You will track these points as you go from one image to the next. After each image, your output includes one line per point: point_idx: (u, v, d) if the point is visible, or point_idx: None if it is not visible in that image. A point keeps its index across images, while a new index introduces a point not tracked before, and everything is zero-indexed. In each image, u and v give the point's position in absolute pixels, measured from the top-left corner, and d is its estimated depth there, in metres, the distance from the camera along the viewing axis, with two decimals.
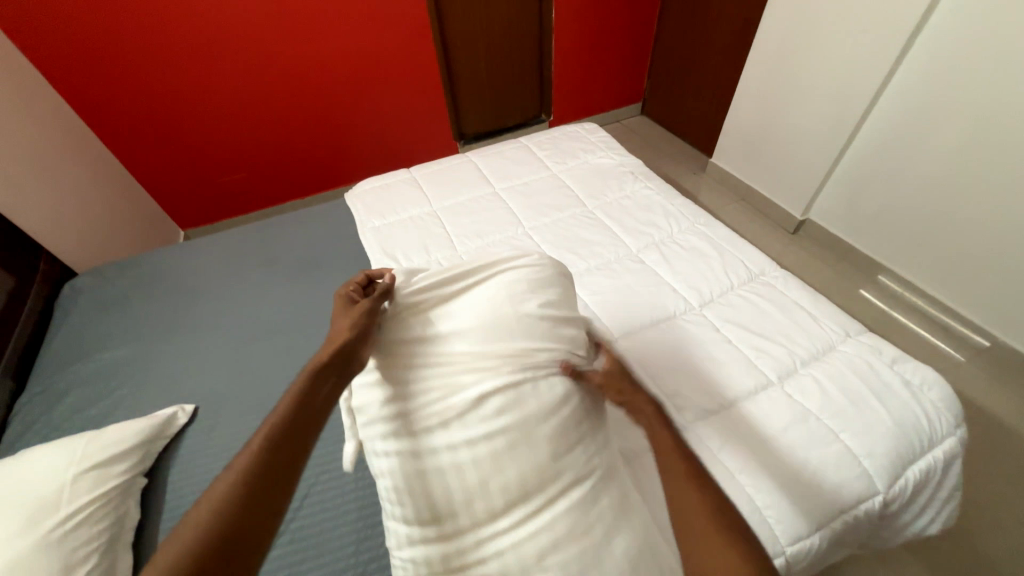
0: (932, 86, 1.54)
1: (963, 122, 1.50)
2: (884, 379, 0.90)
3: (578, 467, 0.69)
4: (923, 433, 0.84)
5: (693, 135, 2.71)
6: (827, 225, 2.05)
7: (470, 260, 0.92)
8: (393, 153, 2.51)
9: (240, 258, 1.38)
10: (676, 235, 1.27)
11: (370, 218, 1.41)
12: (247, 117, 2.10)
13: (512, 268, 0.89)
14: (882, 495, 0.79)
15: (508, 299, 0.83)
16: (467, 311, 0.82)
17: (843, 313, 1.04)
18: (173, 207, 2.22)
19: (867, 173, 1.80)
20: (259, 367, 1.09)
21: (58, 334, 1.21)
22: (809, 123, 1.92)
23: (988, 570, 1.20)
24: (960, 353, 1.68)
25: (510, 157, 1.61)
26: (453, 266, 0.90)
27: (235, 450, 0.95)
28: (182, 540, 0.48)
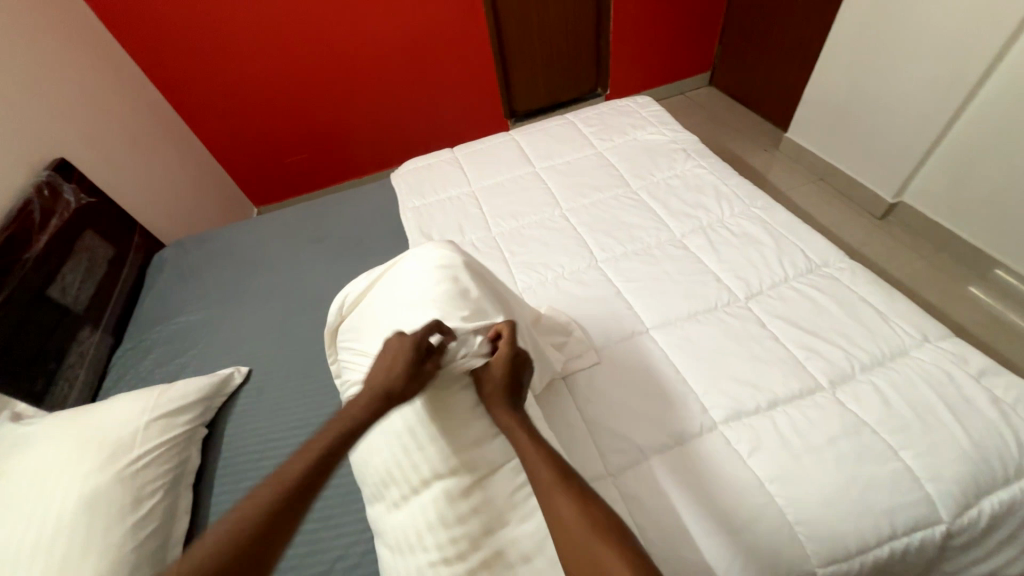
0: None
1: None
2: (966, 393, 0.77)
3: None
4: (1010, 460, 0.71)
5: (767, 107, 2.45)
6: (923, 210, 1.77)
7: (391, 264, 0.93)
8: (444, 133, 2.53)
9: (295, 235, 1.48)
10: (728, 219, 1.16)
11: (412, 198, 1.44)
12: (309, 101, 2.21)
13: (420, 256, 0.89)
14: (946, 525, 0.68)
15: (422, 290, 0.83)
16: (389, 309, 0.84)
17: (922, 313, 0.90)
18: (247, 186, 2.43)
19: (980, 148, 1.53)
20: (305, 337, 1.18)
21: (147, 298, 1.39)
22: (907, 89, 1.65)
23: None
24: None
25: (553, 134, 1.56)
26: (381, 271, 0.93)
27: (279, 412, 1.03)
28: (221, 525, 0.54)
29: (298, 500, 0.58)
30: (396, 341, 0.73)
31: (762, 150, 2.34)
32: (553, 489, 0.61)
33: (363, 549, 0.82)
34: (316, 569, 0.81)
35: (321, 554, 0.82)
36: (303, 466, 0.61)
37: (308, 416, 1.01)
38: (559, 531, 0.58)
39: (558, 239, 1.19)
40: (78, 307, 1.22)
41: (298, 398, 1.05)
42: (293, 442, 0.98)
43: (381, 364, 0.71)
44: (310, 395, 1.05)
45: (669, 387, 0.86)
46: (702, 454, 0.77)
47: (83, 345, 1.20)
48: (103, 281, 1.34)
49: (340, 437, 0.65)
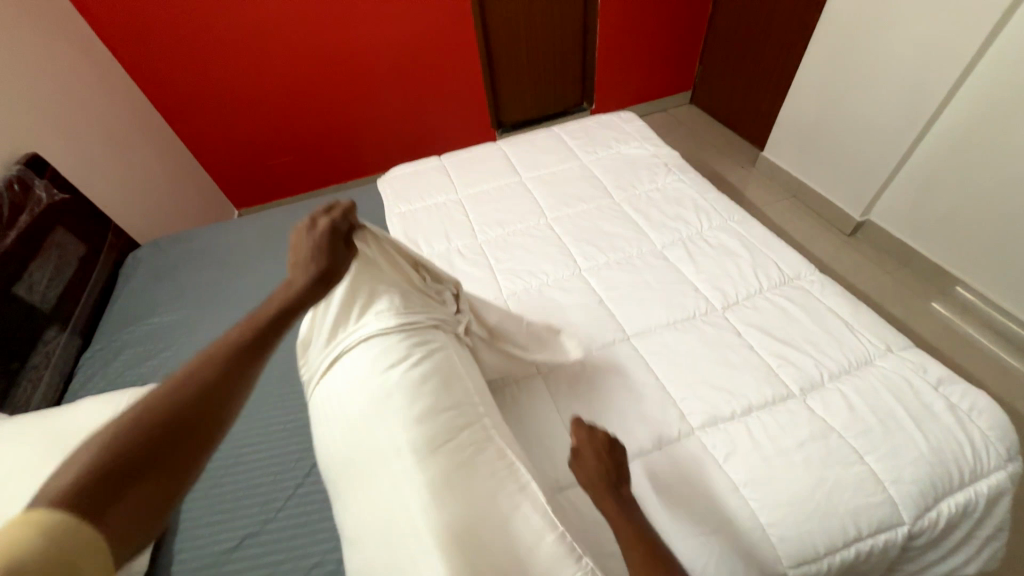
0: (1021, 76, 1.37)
1: None
2: (925, 400, 0.81)
3: None
4: (965, 463, 0.75)
5: (744, 126, 2.55)
6: (888, 228, 1.87)
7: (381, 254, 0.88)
8: (431, 140, 2.55)
9: (277, 237, 1.46)
10: (706, 231, 1.20)
11: (398, 203, 1.44)
12: (296, 104, 2.20)
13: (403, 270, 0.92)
14: (907, 526, 0.72)
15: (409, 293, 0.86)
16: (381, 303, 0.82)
17: (885, 324, 0.95)
18: (228, 187, 2.38)
19: (939, 171, 1.63)
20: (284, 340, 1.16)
21: (119, 298, 1.35)
22: (873, 114, 1.75)
23: None
24: None
25: (539, 145, 1.59)
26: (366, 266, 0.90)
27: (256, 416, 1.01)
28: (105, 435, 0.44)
29: (232, 368, 0.52)
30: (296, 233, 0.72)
31: (739, 167, 2.43)
32: (604, 496, 0.65)
33: (340, 556, 0.80)
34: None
35: (297, 561, 0.80)
36: (219, 343, 0.53)
37: (285, 420, 1.00)
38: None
39: (543, 247, 1.22)
40: (45, 306, 1.18)
41: (275, 402, 1.03)
42: (270, 447, 0.96)
43: (299, 254, 0.69)
44: (289, 400, 1.04)
45: (648, 393, 0.88)
46: (679, 459, 0.79)
47: (50, 345, 1.16)
48: (73, 279, 1.29)
49: (252, 328, 0.56)
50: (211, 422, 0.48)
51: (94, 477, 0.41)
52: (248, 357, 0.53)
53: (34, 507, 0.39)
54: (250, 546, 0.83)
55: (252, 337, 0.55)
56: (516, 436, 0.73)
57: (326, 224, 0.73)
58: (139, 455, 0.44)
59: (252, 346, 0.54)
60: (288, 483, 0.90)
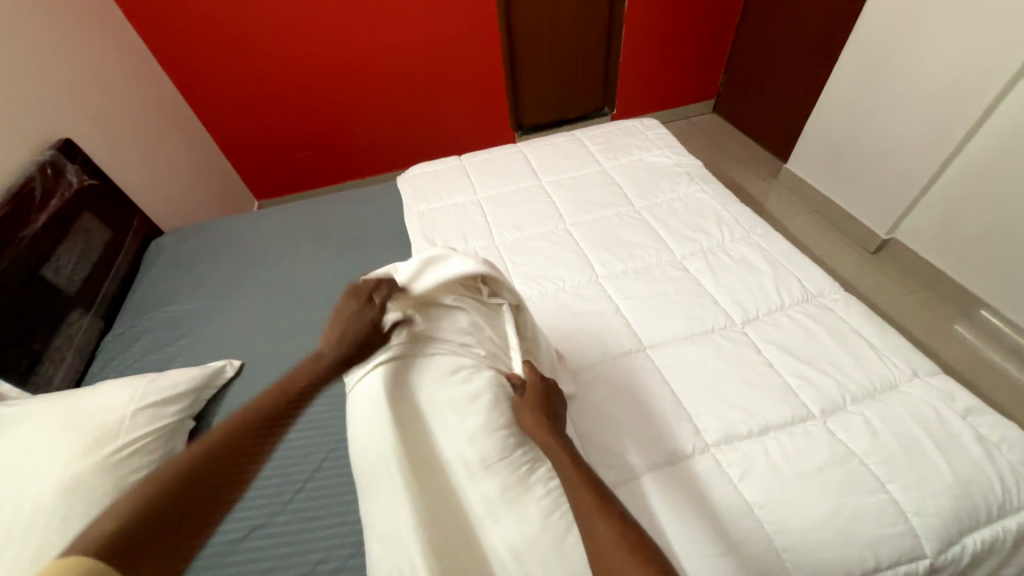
0: None
1: None
2: (952, 429, 0.78)
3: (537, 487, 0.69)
4: (993, 498, 0.72)
5: (768, 137, 2.51)
6: (914, 248, 1.81)
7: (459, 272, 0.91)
8: (451, 139, 2.56)
9: (297, 231, 1.48)
10: (728, 244, 1.18)
11: (416, 202, 1.45)
12: (318, 99, 2.23)
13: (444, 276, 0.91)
14: (930, 560, 0.69)
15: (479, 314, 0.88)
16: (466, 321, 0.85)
17: (913, 349, 0.92)
18: (250, 179, 2.42)
19: (970, 192, 1.58)
20: (299, 334, 1.17)
21: (142, 284, 1.38)
22: (902, 132, 1.71)
23: None
24: None
25: (560, 149, 1.58)
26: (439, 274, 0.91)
27: None
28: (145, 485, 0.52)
29: (253, 438, 0.61)
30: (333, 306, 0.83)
31: (761, 179, 2.39)
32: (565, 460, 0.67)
33: (346, 553, 0.80)
34: (297, 570, 0.79)
35: (304, 555, 0.81)
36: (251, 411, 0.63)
37: None
38: (595, 554, 0.58)
39: (560, 252, 1.21)
40: (70, 289, 1.20)
41: None
42: (282, 439, 0.96)
43: (330, 332, 0.78)
44: None
45: (663, 406, 0.87)
46: (692, 476, 0.77)
47: (73, 327, 1.18)
48: (98, 264, 1.32)
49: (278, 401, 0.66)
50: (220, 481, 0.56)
51: (122, 531, 0.48)
52: (271, 426, 0.63)
53: (72, 552, 0.45)
54: (258, 536, 0.83)
55: (272, 409, 0.65)
56: (520, 440, 0.72)
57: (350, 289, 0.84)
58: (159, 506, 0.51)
59: (277, 419, 0.64)
60: (298, 476, 0.91)
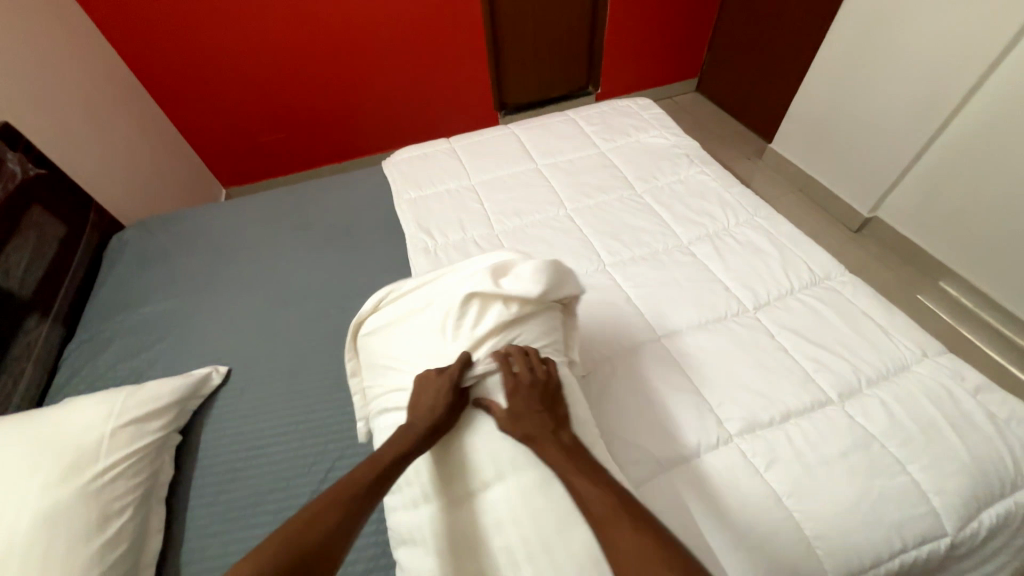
0: None
1: None
2: (964, 408, 0.80)
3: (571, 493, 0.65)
4: (1005, 474, 0.74)
5: (751, 117, 2.51)
6: (895, 225, 1.86)
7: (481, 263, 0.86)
8: (432, 121, 2.44)
9: (276, 222, 1.37)
10: (733, 227, 1.16)
11: (407, 189, 1.37)
12: (288, 77, 2.07)
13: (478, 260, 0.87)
14: (949, 537, 0.71)
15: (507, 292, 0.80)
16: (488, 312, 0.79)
17: (920, 329, 0.93)
18: (215, 165, 2.25)
19: (951, 172, 1.62)
20: (290, 334, 1.09)
21: (106, 284, 1.25)
22: (887, 112, 1.73)
23: None
24: None
25: (554, 131, 1.52)
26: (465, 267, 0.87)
27: (269, 415, 0.95)
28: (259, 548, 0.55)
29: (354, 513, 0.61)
30: (425, 376, 0.73)
31: (746, 158, 2.40)
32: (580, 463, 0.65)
33: (364, 568, 0.76)
34: None
35: None
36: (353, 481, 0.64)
37: (296, 421, 0.94)
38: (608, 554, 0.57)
39: (564, 240, 1.16)
40: (24, 293, 1.08)
41: (285, 400, 0.97)
42: (282, 449, 0.90)
43: (420, 396, 0.72)
44: (299, 397, 0.98)
45: (685, 396, 0.85)
46: (719, 468, 0.76)
47: (30, 336, 1.06)
48: (53, 264, 1.19)
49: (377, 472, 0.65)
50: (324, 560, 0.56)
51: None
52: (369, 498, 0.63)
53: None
54: None
55: (370, 479, 0.65)
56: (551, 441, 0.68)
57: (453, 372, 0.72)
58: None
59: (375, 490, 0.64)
60: (303, 486, 0.85)
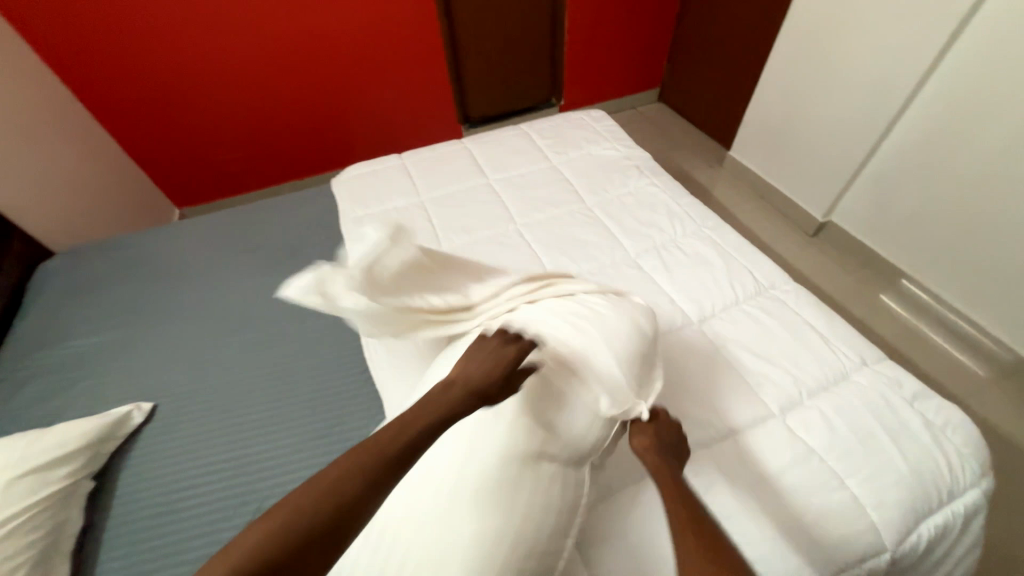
0: (968, 89, 1.40)
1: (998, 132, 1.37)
2: (901, 417, 0.80)
3: (497, 532, 0.62)
4: (943, 484, 0.73)
5: (711, 126, 2.55)
6: (849, 229, 1.89)
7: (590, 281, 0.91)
8: (393, 136, 2.41)
9: (216, 245, 1.31)
10: (680, 239, 1.16)
11: (353, 207, 1.32)
12: (240, 93, 2.01)
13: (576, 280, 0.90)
14: (890, 553, 0.69)
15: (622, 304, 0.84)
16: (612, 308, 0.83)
17: (860, 337, 0.93)
18: (167, 185, 2.17)
19: (897, 176, 1.66)
20: (226, 364, 1.04)
21: (27, 317, 1.17)
22: (833, 120, 1.77)
23: None
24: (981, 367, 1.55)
25: (507, 145, 1.51)
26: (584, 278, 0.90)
27: (194, 455, 0.89)
28: (295, 503, 0.50)
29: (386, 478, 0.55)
30: (479, 344, 0.72)
31: (707, 167, 2.43)
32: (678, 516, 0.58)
33: None
34: None
35: None
36: (397, 435, 0.58)
37: (223, 461, 0.88)
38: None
39: (512, 257, 1.14)
40: None
41: (213, 438, 0.92)
42: (205, 492, 0.84)
43: (472, 360, 0.70)
44: (229, 434, 0.92)
45: None
46: None
47: None
48: None
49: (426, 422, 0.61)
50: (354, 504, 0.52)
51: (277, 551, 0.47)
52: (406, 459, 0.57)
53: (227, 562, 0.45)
54: None
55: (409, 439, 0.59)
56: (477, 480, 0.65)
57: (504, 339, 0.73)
58: (294, 543, 0.47)
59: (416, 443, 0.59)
60: (225, 532, 0.79)
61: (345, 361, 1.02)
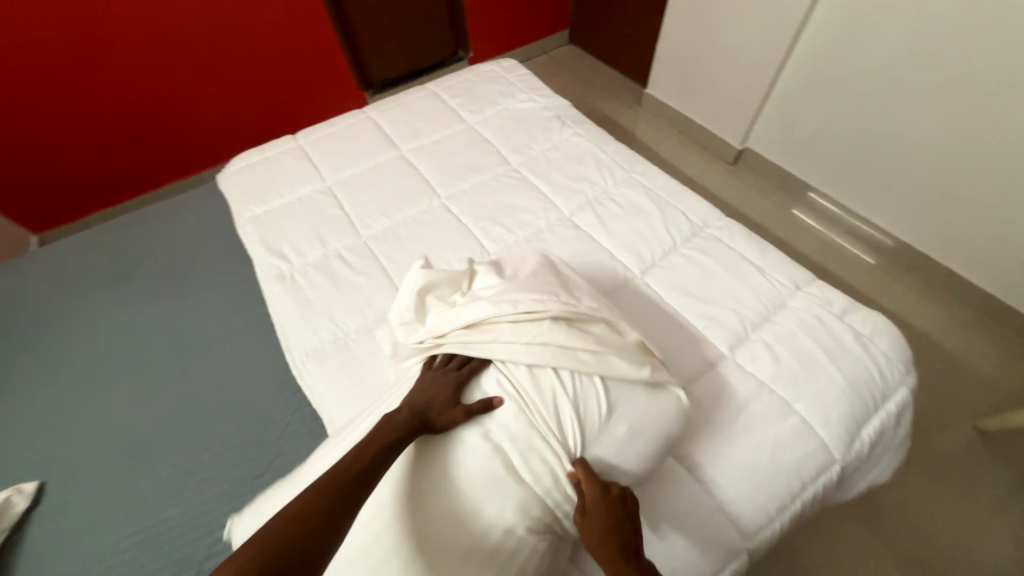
0: (858, 1, 1.43)
1: (886, 42, 1.43)
2: (836, 334, 0.83)
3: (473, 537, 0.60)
4: (876, 389, 0.79)
5: (625, 63, 2.49)
6: (765, 153, 1.96)
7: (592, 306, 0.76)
8: (287, 116, 2.12)
9: (80, 276, 1.08)
10: (612, 189, 1.11)
11: (248, 204, 1.14)
12: (77, 85, 1.65)
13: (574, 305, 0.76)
14: (839, 464, 0.74)
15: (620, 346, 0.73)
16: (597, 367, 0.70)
17: (791, 261, 0.96)
18: (12, 208, 1.77)
19: (801, 96, 1.71)
20: (125, 413, 0.88)
21: None
22: (740, 45, 1.77)
23: (925, 490, 1.25)
24: (873, 258, 1.73)
25: (415, 109, 1.36)
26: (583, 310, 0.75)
27: (107, 529, 0.76)
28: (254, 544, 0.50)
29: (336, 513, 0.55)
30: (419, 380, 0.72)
31: (627, 107, 2.39)
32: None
33: None
34: None
35: None
36: (347, 467, 0.60)
37: (145, 527, 0.76)
38: None
39: (440, 236, 1.04)
40: None
41: (126, 504, 0.78)
42: (130, 568, 0.73)
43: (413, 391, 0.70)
44: (147, 495, 0.79)
45: None
46: None
47: None
48: None
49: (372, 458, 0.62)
50: (347, 500, 0.57)
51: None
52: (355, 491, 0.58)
53: None
54: None
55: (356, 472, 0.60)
56: None
57: (443, 378, 0.71)
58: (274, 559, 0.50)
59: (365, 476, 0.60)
60: None
61: (273, 384, 0.90)
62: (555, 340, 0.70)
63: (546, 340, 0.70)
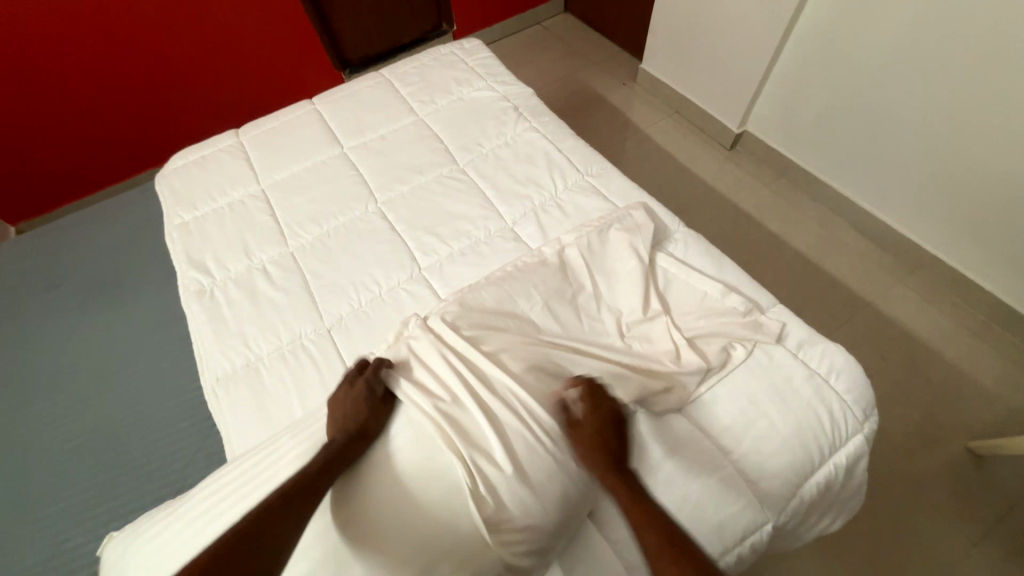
0: None
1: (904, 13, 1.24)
2: (787, 373, 0.74)
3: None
4: (825, 439, 0.70)
5: (622, 34, 2.28)
6: (766, 137, 1.77)
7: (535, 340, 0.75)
8: (256, 104, 1.99)
9: (8, 288, 1.05)
10: (562, 195, 1.01)
11: (178, 210, 1.08)
12: (21, 78, 1.54)
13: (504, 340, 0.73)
14: (772, 523, 0.67)
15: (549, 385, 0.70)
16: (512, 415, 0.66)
17: (751, 283, 0.85)
18: None
19: (804, 74, 1.53)
20: (41, 434, 0.87)
21: None
22: (740, 16, 1.57)
23: (905, 519, 1.16)
24: (877, 254, 1.57)
25: (363, 100, 1.25)
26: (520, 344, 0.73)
27: (15, 555, 0.76)
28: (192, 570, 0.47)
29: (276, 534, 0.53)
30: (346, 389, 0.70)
31: (620, 84, 2.20)
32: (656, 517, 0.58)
33: None
34: None
35: None
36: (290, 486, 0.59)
37: (51, 553, 0.76)
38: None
39: (370, 248, 0.97)
40: None
41: (34, 529, 0.78)
42: None
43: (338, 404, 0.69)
44: (55, 520, 0.79)
45: None
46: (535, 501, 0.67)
47: None
48: None
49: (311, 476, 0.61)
50: (281, 525, 0.54)
51: None
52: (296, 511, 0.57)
53: None
54: None
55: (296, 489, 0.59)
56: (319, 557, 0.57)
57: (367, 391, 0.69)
58: None
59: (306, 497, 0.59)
60: None
61: (188, 406, 0.87)
62: (456, 362, 0.71)
63: (447, 359, 0.72)
